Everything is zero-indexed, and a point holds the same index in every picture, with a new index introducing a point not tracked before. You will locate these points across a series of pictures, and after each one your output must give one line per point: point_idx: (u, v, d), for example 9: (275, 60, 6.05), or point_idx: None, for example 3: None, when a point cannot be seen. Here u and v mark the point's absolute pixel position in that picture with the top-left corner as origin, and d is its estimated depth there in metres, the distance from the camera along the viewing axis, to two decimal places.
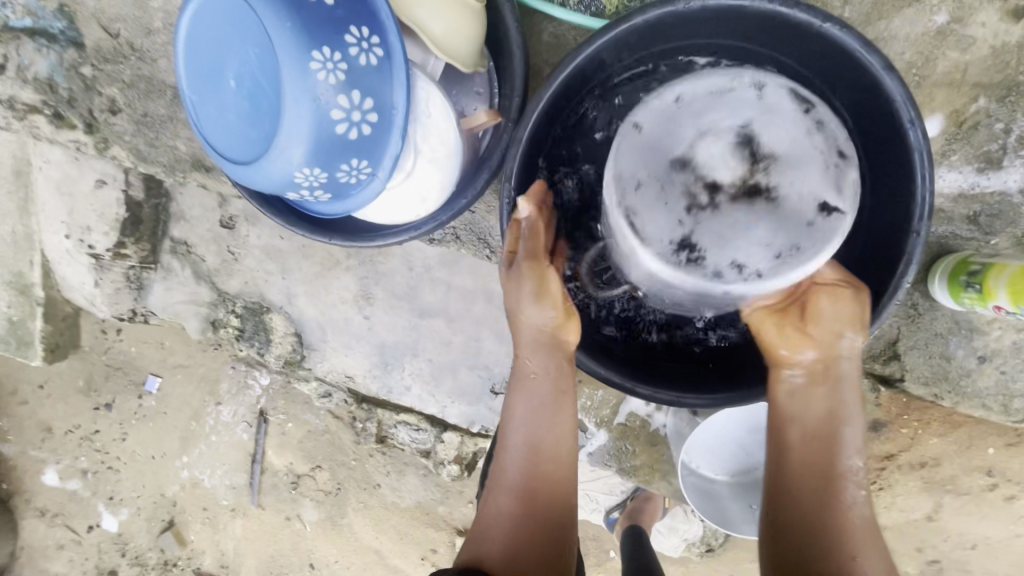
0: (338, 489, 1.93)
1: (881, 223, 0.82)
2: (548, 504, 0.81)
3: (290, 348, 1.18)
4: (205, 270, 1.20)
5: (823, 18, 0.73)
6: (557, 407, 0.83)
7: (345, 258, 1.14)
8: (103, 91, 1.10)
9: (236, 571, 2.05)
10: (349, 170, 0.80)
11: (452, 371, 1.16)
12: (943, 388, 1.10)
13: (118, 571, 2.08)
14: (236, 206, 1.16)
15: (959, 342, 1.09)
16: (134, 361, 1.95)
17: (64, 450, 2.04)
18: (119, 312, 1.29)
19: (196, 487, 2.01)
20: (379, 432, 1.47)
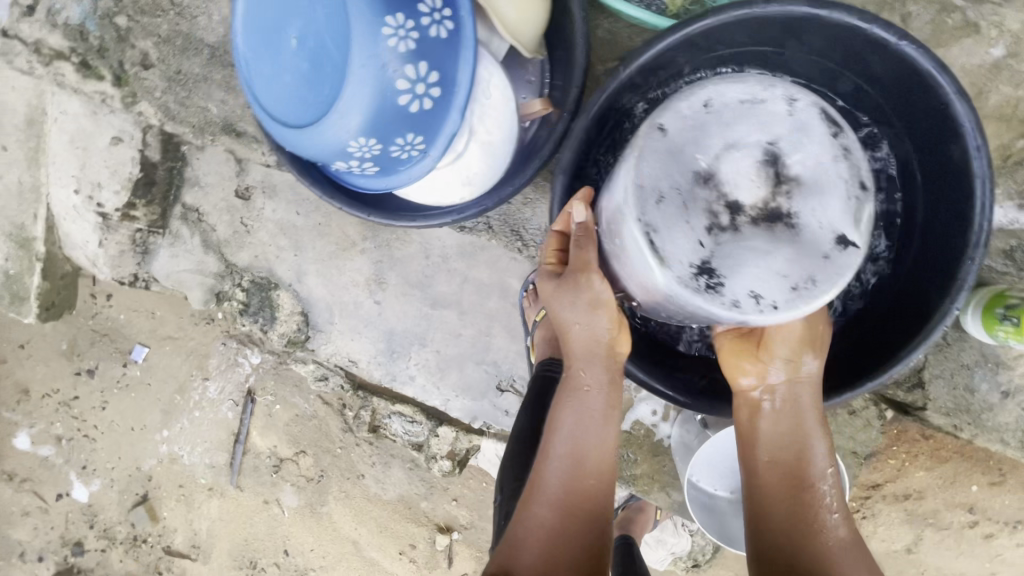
0: (321, 475, 1.89)
1: (929, 250, 0.83)
2: (588, 521, 0.78)
3: (295, 327, 1.15)
4: (214, 240, 1.18)
5: (898, 36, 0.74)
6: (604, 422, 0.81)
7: (361, 240, 1.13)
8: (135, 44, 1.10)
9: (207, 552, 2.00)
10: (403, 145, 0.79)
11: (459, 364, 1.14)
12: (963, 419, 1.11)
13: (84, 543, 2.02)
14: (253, 176, 1.15)
15: (984, 375, 1.09)
16: (121, 329, 1.90)
17: (39, 413, 1.98)
18: (120, 276, 1.25)
19: (173, 463, 1.96)
20: (372, 421, 1.44)
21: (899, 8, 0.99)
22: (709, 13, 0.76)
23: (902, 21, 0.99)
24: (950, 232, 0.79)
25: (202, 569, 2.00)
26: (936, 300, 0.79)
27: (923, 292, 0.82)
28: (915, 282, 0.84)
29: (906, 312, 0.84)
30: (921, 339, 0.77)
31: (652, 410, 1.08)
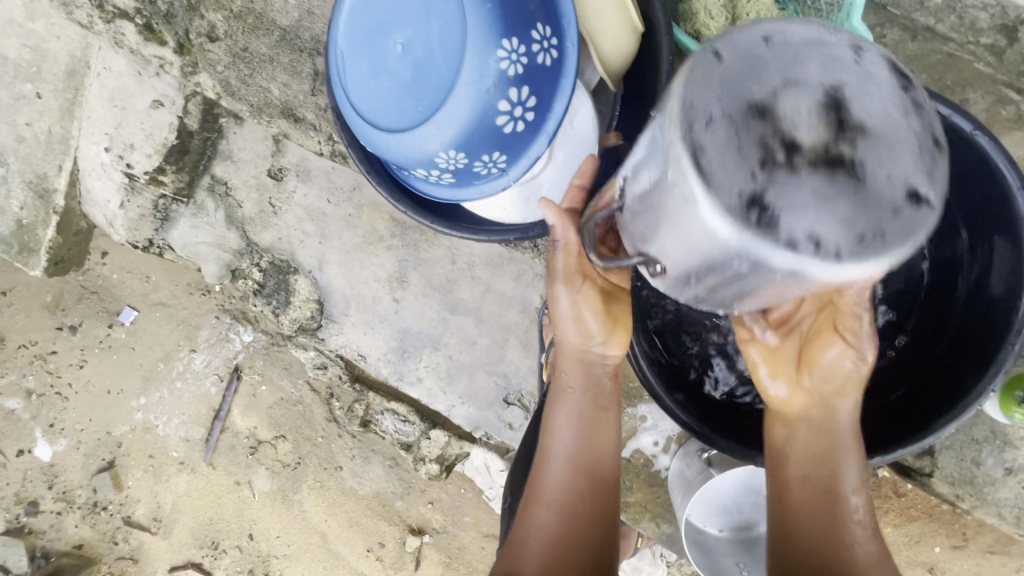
0: (298, 462, 1.86)
1: (973, 327, 0.89)
2: (587, 520, 0.83)
3: (308, 314, 1.16)
4: (239, 216, 1.18)
5: (974, 126, 0.79)
6: (599, 416, 0.91)
7: (388, 236, 1.13)
8: (205, 15, 1.09)
9: (168, 528, 1.94)
10: (486, 162, 0.84)
11: (469, 372, 1.15)
12: (966, 490, 1.16)
13: (39, 504, 1.95)
14: (289, 158, 1.16)
15: (991, 451, 1.15)
16: (113, 289, 1.85)
17: (12, 364, 1.91)
18: (135, 239, 1.25)
19: (146, 433, 1.91)
20: (364, 415, 1.43)
21: (959, 92, 1.04)
22: None
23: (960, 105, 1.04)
24: (994, 318, 0.85)
25: (161, 543, 1.95)
26: (971, 378, 0.85)
27: (964, 367, 0.87)
28: (955, 356, 0.90)
29: (943, 384, 0.89)
30: (952, 414, 0.83)
31: (654, 441, 1.12)
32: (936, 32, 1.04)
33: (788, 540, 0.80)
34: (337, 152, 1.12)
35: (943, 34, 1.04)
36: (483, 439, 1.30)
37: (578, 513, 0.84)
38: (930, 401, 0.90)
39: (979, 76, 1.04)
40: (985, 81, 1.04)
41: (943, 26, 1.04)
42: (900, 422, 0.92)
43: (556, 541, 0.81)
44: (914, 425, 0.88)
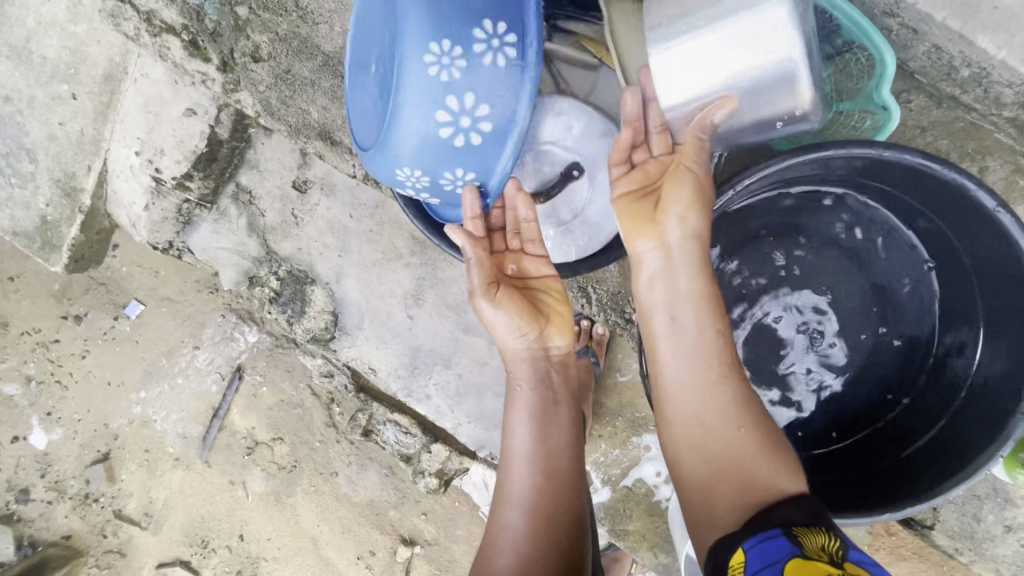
0: (294, 466, 1.86)
1: (993, 395, 0.92)
2: (552, 523, 0.89)
3: (323, 325, 1.18)
4: (260, 224, 1.20)
5: (998, 204, 0.81)
6: (549, 420, 0.95)
7: (407, 254, 1.16)
8: (251, 36, 1.11)
9: (159, 523, 1.94)
10: (452, 177, 0.87)
11: (478, 392, 1.16)
12: (965, 544, 1.21)
13: (29, 492, 1.94)
14: (315, 172, 1.17)
15: (992, 508, 1.20)
16: (122, 282, 1.86)
17: (14, 350, 1.91)
18: (156, 240, 1.27)
19: (144, 427, 1.91)
20: (366, 425, 1.44)
21: (979, 160, 1.11)
22: (832, 145, 0.82)
23: (979, 172, 1.11)
24: (1007, 392, 0.89)
25: (150, 539, 1.94)
26: (982, 445, 0.88)
27: (980, 434, 0.90)
28: (973, 421, 0.94)
29: (955, 445, 0.94)
30: (959, 478, 0.87)
31: (656, 470, 1.15)
32: (960, 101, 1.09)
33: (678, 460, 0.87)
34: (370, 176, 1.14)
35: (966, 104, 1.09)
36: (486, 457, 1.31)
37: (535, 517, 0.88)
38: (940, 465, 0.93)
39: (999, 146, 1.10)
40: (1004, 151, 1.10)
41: (968, 97, 1.07)
42: (906, 480, 0.96)
43: (522, 543, 0.86)
44: (921, 482, 0.92)
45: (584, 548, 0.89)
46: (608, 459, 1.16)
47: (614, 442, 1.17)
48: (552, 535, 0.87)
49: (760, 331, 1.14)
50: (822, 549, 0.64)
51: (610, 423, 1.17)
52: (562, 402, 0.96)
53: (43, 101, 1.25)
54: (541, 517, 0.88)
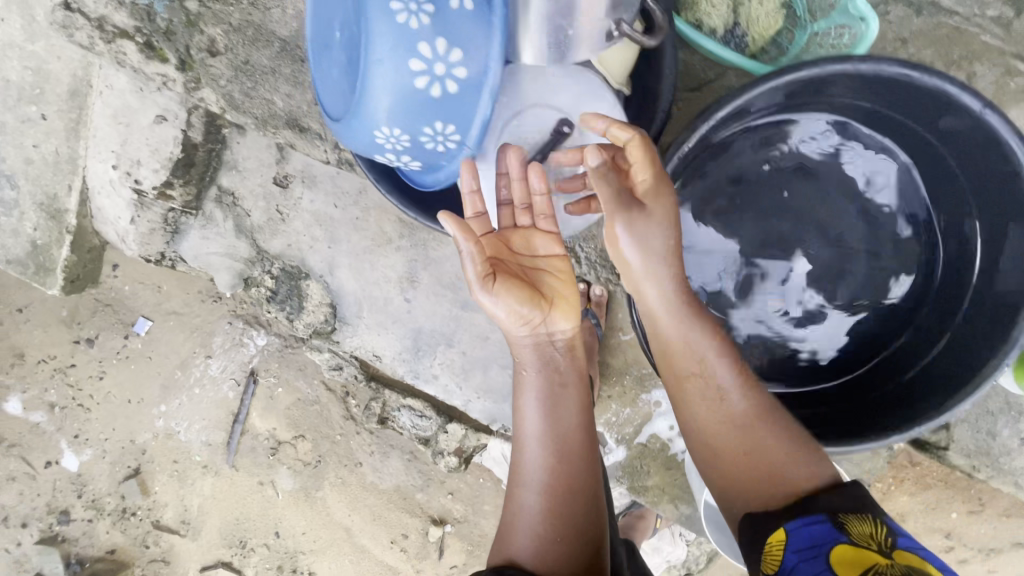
0: (318, 461, 1.90)
1: (1001, 303, 0.94)
2: (574, 499, 0.90)
3: (323, 317, 1.18)
4: (247, 225, 1.20)
5: (984, 104, 0.81)
6: (562, 397, 0.94)
7: (397, 237, 1.15)
8: (205, 30, 1.09)
9: (196, 529, 1.99)
10: (434, 134, 0.83)
11: (484, 365, 1.17)
12: (982, 461, 1.23)
13: (70, 512, 2.00)
14: (293, 165, 1.17)
15: (1007, 422, 1.21)
16: (126, 300, 1.87)
17: (34, 379, 1.95)
18: (148, 253, 1.27)
19: (169, 439, 1.95)
20: (381, 413, 1.46)
21: (966, 67, 1.07)
22: (810, 64, 0.82)
23: (968, 80, 1.07)
24: (1015, 299, 0.91)
25: (191, 545, 2.00)
26: (987, 356, 0.91)
27: (988, 342, 0.93)
28: (987, 331, 0.95)
29: (964, 360, 0.96)
30: (967, 393, 0.89)
31: (669, 425, 1.16)
32: (940, 6, 1.05)
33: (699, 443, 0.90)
34: (343, 160, 1.15)
35: (947, 8, 1.05)
36: (501, 431, 1.32)
37: (554, 494, 0.88)
38: (948, 378, 0.98)
39: (987, 49, 1.06)
40: (993, 54, 1.06)
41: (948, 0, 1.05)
42: (913, 401, 0.99)
43: (539, 524, 0.87)
44: (930, 401, 0.96)
45: (596, 534, 0.89)
46: (620, 420, 1.17)
47: (625, 402, 1.17)
48: (570, 526, 0.87)
49: (754, 272, 1.18)
50: (869, 537, 0.71)
51: (618, 382, 1.17)
52: (574, 373, 0.96)
53: (14, 126, 1.24)
54: (551, 500, 0.88)
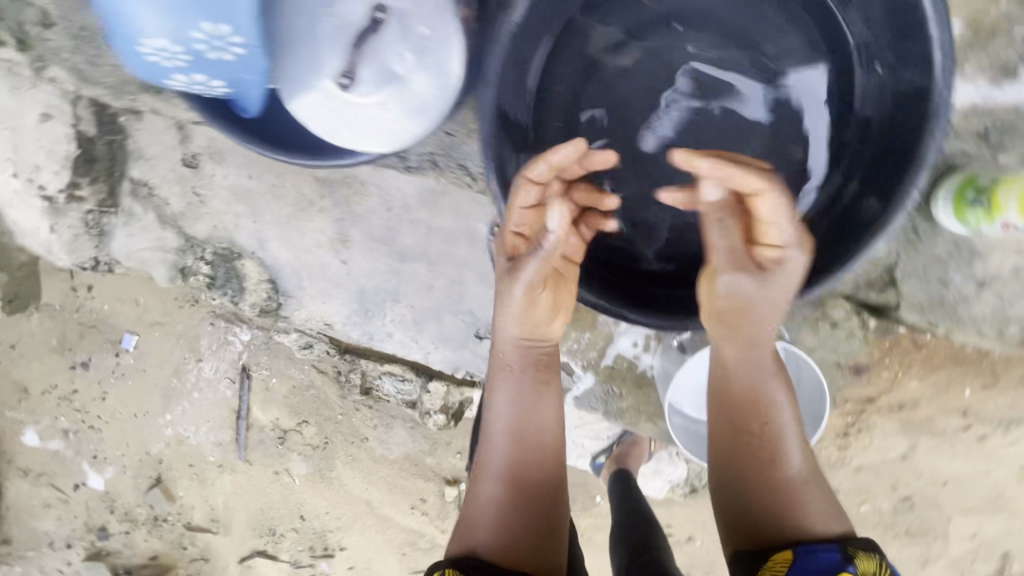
0: (326, 442, 1.93)
1: (903, 128, 1.09)
2: (538, 498, 1.01)
3: (264, 294, 1.37)
4: (169, 214, 1.36)
5: None
6: (535, 401, 1.06)
7: (318, 200, 1.31)
8: (32, 4, 1.17)
9: (226, 525, 2.06)
10: (205, 39, 0.98)
11: (436, 316, 1.36)
12: (938, 306, 1.51)
13: (107, 527, 2.09)
14: (198, 144, 1.32)
15: (957, 266, 1.49)
16: (108, 319, 1.89)
17: (43, 409, 2.00)
18: (82, 259, 1.43)
19: (181, 445, 1.99)
20: (362, 383, 1.47)
21: None
22: None
23: None
24: (914, 121, 1.06)
25: (225, 540, 2.08)
26: (897, 186, 1.05)
27: (895, 166, 1.08)
28: (889, 168, 1.10)
29: (875, 197, 1.11)
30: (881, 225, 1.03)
31: (633, 343, 1.31)
32: None
33: (748, 465, 1.04)
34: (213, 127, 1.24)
35: None
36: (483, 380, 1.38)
37: (509, 487, 1.00)
38: (879, 205, 1.10)
39: None
40: None
41: None
42: (836, 251, 1.13)
43: (496, 515, 0.98)
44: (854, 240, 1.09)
45: (553, 523, 1.00)
46: (581, 344, 1.30)
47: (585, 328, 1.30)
48: (540, 518, 0.99)
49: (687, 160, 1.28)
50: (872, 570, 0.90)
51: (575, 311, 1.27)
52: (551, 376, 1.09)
53: None
54: (517, 492, 1.00)
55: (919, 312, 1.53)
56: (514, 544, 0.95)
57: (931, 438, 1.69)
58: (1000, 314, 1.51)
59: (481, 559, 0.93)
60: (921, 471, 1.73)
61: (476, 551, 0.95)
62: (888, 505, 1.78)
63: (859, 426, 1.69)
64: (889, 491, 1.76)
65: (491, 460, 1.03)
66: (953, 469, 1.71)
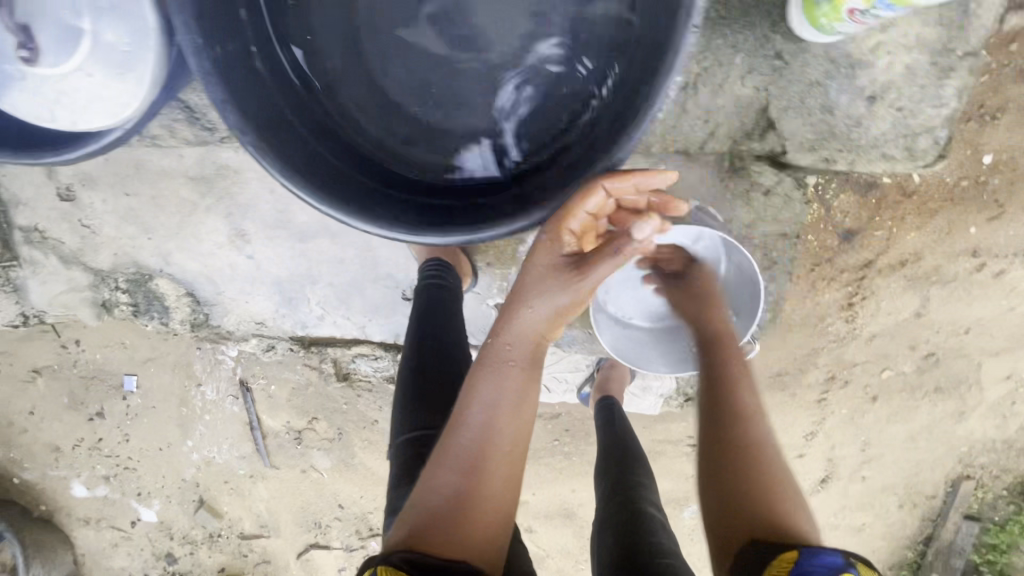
0: (340, 434, 1.96)
1: None
2: (504, 496, 0.95)
3: (187, 307, 1.66)
4: (66, 251, 1.60)
5: None
6: (521, 400, 0.98)
7: (203, 203, 1.54)
8: None
9: (275, 527, 2.16)
10: None
11: (359, 289, 1.64)
12: (832, 143, 1.35)
13: (173, 552, 2.22)
14: (71, 181, 1.53)
15: (841, 84, 1.30)
16: (105, 367, 1.94)
17: (79, 463, 2.10)
18: (12, 317, 1.70)
19: (210, 465, 2.07)
20: (340, 369, 1.83)
21: None
22: None
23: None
24: None
25: (280, 541, 2.18)
26: (676, 5, 0.78)
27: None
28: None
29: (653, 35, 0.85)
30: (665, 65, 0.78)
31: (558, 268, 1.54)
32: None
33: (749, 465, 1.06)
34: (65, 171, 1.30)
35: None
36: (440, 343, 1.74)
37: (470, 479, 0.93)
38: (658, 35, 0.83)
39: None
40: None
41: None
42: (622, 115, 0.86)
43: (452, 508, 0.91)
44: (638, 96, 0.84)
45: (504, 522, 0.95)
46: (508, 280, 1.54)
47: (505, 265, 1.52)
48: (500, 512, 0.94)
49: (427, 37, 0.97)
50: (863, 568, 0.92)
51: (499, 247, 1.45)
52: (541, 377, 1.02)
53: None
54: (477, 487, 0.93)
55: (810, 151, 1.37)
56: (463, 534, 0.90)
57: (941, 287, 1.57)
58: (903, 125, 1.31)
59: (415, 550, 0.89)
60: (941, 323, 1.63)
61: (419, 544, 0.89)
62: (913, 367, 1.69)
63: (864, 293, 1.59)
64: (910, 352, 1.67)
65: (455, 450, 0.95)
66: (978, 315, 1.61)
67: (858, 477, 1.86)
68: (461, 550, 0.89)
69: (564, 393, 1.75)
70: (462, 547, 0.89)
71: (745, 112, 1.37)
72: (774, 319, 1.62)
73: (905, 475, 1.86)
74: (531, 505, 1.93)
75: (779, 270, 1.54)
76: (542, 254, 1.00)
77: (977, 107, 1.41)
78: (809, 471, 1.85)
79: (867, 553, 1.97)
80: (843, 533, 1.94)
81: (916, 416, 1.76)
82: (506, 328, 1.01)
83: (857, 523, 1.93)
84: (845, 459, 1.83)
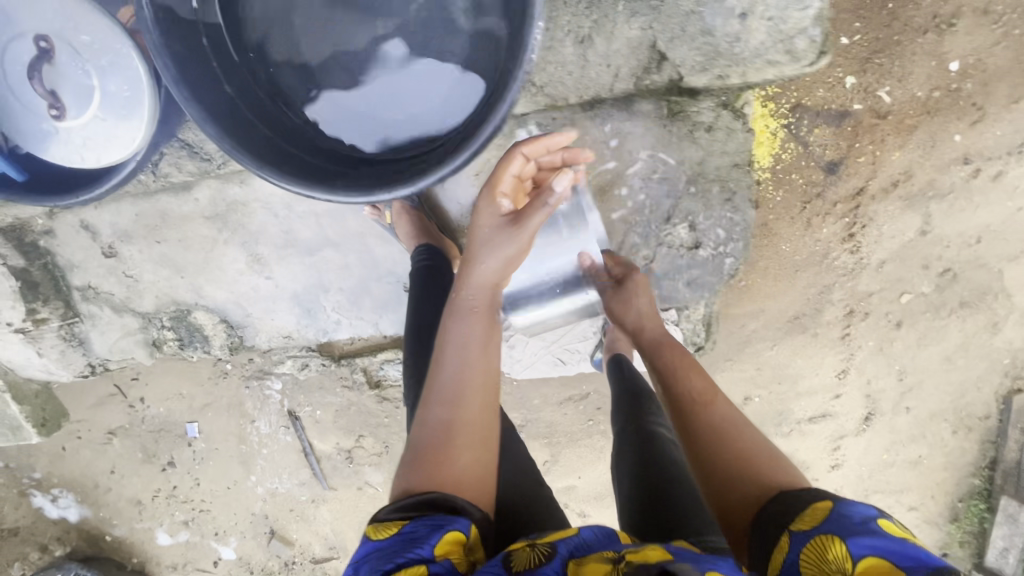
0: (387, 446, 2.07)
1: None
2: (483, 426, 1.05)
3: (224, 331, 1.86)
4: (117, 301, 1.81)
5: None
6: (486, 342, 1.12)
7: (224, 238, 1.73)
8: None
9: (344, 547, 2.27)
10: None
11: (364, 288, 1.79)
12: (720, 63, 1.44)
13: None
14: (113, 242, 1.74)
15: (712, 11, 1.39)
16: (169, 419, 2.12)
17: (160, 512, 2.28)
18: (80, 368, 1.89)
19: (276, 496, 2.21)
20: (371, 377, 1.97)
21: None
22: None
23: None
24: None
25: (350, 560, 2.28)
26: None
27: None
28: None
29: None
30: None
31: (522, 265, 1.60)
32: None
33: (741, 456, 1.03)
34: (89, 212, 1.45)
35: None
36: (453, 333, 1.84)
37: (447, 407, 1.04)
38: None
39: None
40: None
41: None
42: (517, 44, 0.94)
43: (435, 435, 1.01)
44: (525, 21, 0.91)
45: (484, 452, 1.02)
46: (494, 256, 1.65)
47: None
48: (481, 433, 1.03)
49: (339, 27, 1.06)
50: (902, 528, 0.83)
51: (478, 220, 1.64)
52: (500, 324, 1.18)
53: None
54: (455, 414, 1.03)
55: (703, 71, 1.46)
56: (446, 467, 0.97)
57: (940, 201, 1.57)
58: (775, 31, 1.39)
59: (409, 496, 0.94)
60: (950, 238, 1.61)
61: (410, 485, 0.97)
62: (932, 287, 1.67)
63: (863, 222, 1.60)
64: (925, 272, 1.65)
65: (436, 386, 1.07)
66: (985, 222, 1.59)
67: (903, 410, 1.83)
68: (443, 480, 0.96)
69: (579, 361, 1.81)
70: (445, 478, 0.96)
71: (641, 53, 1.46)
72: (776, 262, 1.65)
73: (951, 399, 1.82)
74: (579, 490, 1.96)
75: (742, 198, 1.57)
76: (487, 215, 1.20)
77: (932, 19, 1.47)
78: (849, 411, 1.83)
79: (932, 488, 1.90)
80: (900, 469, 1.89)
81: (948, 336, 1.73)
82: (469, 280, 1.18)
83: (913, 457, 1.88)
84: (884, 392, 1.81)
